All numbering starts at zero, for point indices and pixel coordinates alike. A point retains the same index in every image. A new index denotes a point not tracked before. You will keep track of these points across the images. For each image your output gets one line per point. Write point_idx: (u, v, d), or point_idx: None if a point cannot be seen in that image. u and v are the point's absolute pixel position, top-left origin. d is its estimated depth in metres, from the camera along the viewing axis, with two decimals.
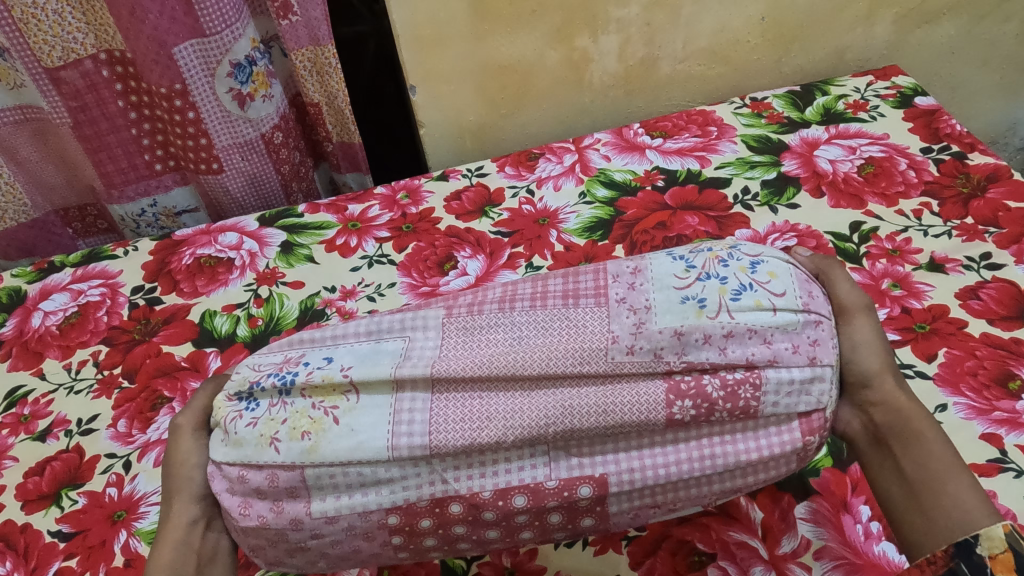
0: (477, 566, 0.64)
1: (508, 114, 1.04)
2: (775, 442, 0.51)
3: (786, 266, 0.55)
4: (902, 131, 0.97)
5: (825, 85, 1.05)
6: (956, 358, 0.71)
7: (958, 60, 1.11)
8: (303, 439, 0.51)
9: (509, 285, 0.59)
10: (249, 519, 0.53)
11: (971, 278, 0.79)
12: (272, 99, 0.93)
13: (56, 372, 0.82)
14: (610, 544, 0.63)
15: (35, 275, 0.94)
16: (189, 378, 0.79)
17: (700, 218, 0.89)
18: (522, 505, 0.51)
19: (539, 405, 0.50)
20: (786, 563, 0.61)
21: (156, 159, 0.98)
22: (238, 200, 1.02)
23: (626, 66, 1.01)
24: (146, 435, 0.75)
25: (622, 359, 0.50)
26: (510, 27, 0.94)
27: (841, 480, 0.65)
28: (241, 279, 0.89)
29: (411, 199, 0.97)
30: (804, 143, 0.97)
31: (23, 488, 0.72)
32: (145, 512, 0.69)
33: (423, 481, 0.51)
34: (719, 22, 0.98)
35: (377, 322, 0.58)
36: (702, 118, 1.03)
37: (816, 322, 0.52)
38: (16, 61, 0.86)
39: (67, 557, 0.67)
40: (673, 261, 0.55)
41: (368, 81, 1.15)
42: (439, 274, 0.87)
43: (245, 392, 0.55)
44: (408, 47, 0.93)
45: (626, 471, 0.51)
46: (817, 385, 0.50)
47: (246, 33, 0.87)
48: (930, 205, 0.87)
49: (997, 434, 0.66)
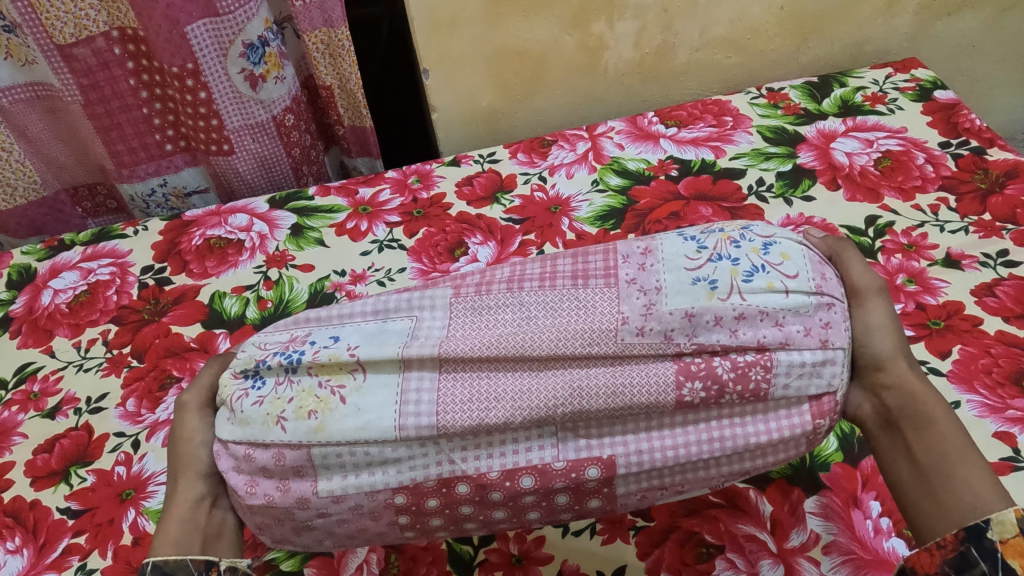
0: (484, 553, 0.63)
1: (521, 100, 1.04)
2: (785, 425, 0.50)
3: (799, 248, 0.54)
4: (921, 124, 0.96)
5: (843, 77, 1.04)
6: (970, 355, 0.71)
7: (978, 55, 1.10)
8: (310, 418, 0.51)
9: (517, 264, 0.58)
10: (255, 498, 0.53)
11: (986, 275, 0.78)
12: (284, 81, 0.93)
13: (65, 351, 0.82)
14: (618, 533, 0.63)
15: (45, 252, 0.93)
16: (199, 359, 0.79)
17: (714, 209, 0.88)
18: (529, 487, 0.51)
19: (547, 386, 0.50)
20: (795, 556, 0.60)
21: (166, 139, 0.98)
22: (249, 182, 1.01)
23: (642, 53, 1.00)
24: (154, 415, 0.75)
25: (632, 340, 0.50)
26: (525, 12, 0.93)
27: (851, 475, 0.65)
28: (251, 260, 0.88)
29: (423, 183, 0.96)
30: (820, 135, 0.96)
31: (33, 465, 0.73)
32: (153, 491, 0.69)
33: (430, 462, 0.51)
34: (737, 11, 0.97)
35: (383, 301, 0.57)
36: (717, 108, 1.02)
37: (828, 304, 0.51)
38: (27, 37, 0.86)
39: (76, 534, 0.67)
40: (684, 242, 0.55)
41: (381, 65, 1.15)
42: (450, 260, 0.86)
43: (251, 370, 0.54)
44: (422, 29, 0.92)
45: (634, 453, 0.50)
46: (829, 368, 0.50)
47: (259, 13, 0.86)
48: (947, 200, 0.86)
49: (1010, 432, 0.65)
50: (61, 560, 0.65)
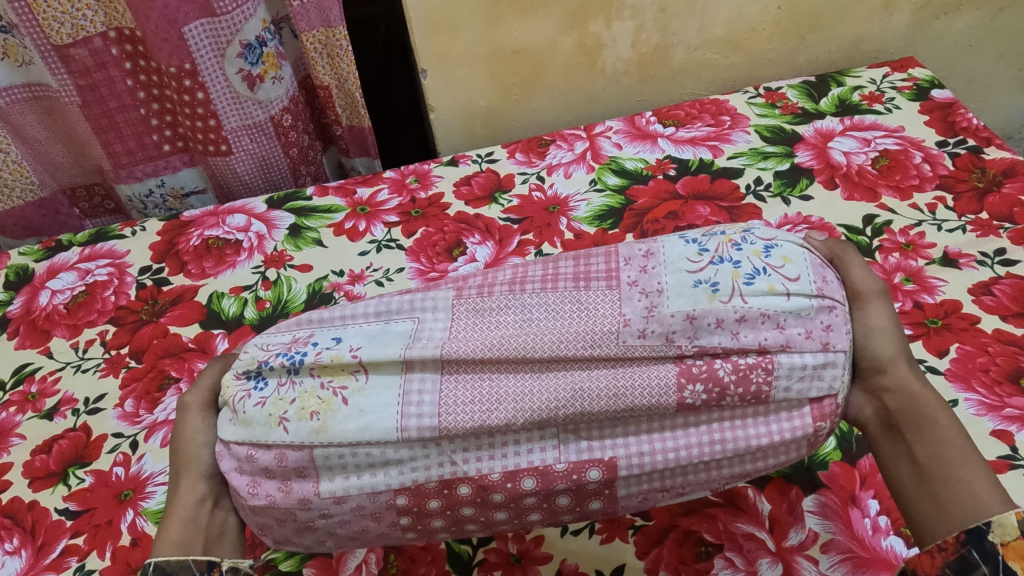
0: (483, 552, 0.63)
1: (519, 100, 1.04)
2: (787, 427, 0.50)
3: (800, 250, 0.55)
4: (918, 124, 0.96)
5: (841, 77, 1.04)
6: (968, 354, 0.71)
7: (975, 53, 1.10)
8: (312, 419, 0.51)
9: (520, 266, 0.58)
10: (256, 498, 0.53)
11: (984, 274, 0.78)
12: (282, 81, 0.93)
13: (63, 351, 0.82)
14: (617, 533, 0.63)
15: (42, 253, 0.93)
16: (197, 359, 0.79)
17: (712, 209, 0.88)
18: (531, 488, 0.51)
19: (550, 388, 0.50)
20: (793, 555, 0.60)
21: (164, 140, 0.98)
22: (247, 182, 1.01)
23: (640, 53, 1.00)
24: (153, 416, 0.75)
25: (634, 342, 0.50)
26: (523, 12, 0.93)
27: (850, 474, 0.65)
28: (249, 261, 0.88)
29: (421, 183, 0.96)
30: (818, 135, 0.96)
31: (30, 466, 0.73)
32: (151, 492, 0.69)
33: (431, 463, 0.51)
34: (734, 10, 0.97)
35: (385, 302, 0.57)
36: (715, 107, 1.02)
37: (829, 307, 0.51)
38: (25, 38, 0.86)
39: (74, 536, 0.67)
40: (686, 244, 0.55)
41: (379, 65, 1.15)
42: (448, 260, 0.86)
43: (253, 371, 0.54)
44: (421, 29, 0.92)
45: (636, 455, 0.50)
46: (829, 371, 0.50)
47: (257, 13, 0.86)
48: (944, 200, 0.86)
49: (1008, 431, 0.65)
50: (59, 561, 0.65)
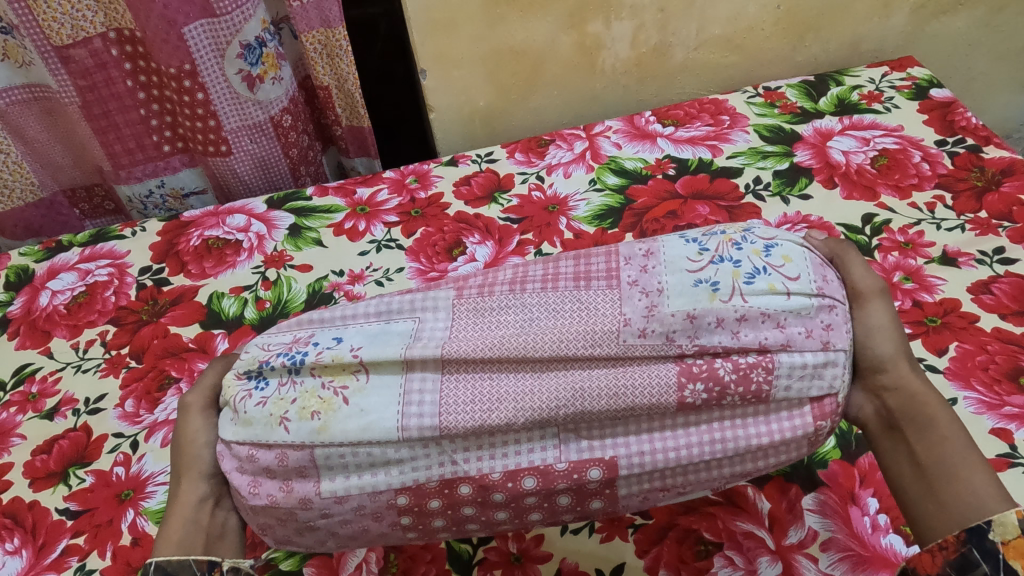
0: (484, 551, 0.64)
1: (519, 100, 1.04)
2: (787, 426, 0.50)
3: (801, 249, 0.55)
4: (917, 123, 0.96)
5: (840, 76, 1.04)
6: (967, 353, 0.71)
7: (974, 53, 1.10)
8: (314, 419, 0.51)
9: (520, 266, 0.59)
10: (258, 498, 0.53)
11: (982, 273, 0.78)
12: (281, 82, 0.93)
13: (63, 352, 0.82)
14: (616, 531, 0.64)
15: (42, 253, 0.93)
16: (197, 360, 0.79)
17: (711, 208, 0.88)
18: (531, 487, 0.51)
19: (550, 387, 0.50)
20: (792, 553, 0.61)
21: (164, 140, 0.98)
22: (247, 183, 1.01)
23: (639, 52, 1.00)
24: (153, 416, 0.75)
25: (634, 342, 0.50)
26: (523, 12, 0.93)
27: (849, 472, 0.65)
28: (249, 262, 0.88)
29: (420, 183, 0.96)
30: (817, 134, 0.96)
31: (30, 466, 0.73)
32: (152, 492, 0.69)
33: (432, 462, 0.51)
34: (733, 10, 0.97)
35: (386, 302, 0.57)
36: (714, 107, 1.02)
37: (830, 307, 0.51)
38: (25, 39, 0.86)
39: (74, 535, 0.67)
40: (686, 243, 0.55)
41: (379, 65, 1.15)
42: (448, 260, 0.86)
43: (254, 371, 0.54)
44: (420, 30, 0.92)
45: (637, 454, 0.51)
46: (830, 370, 0.50)
47: (257, 14, 0.87)
48: (943, 199, 0.86)
49: (1008, 429, 0.65)
50: (60, 561, 0.65)
